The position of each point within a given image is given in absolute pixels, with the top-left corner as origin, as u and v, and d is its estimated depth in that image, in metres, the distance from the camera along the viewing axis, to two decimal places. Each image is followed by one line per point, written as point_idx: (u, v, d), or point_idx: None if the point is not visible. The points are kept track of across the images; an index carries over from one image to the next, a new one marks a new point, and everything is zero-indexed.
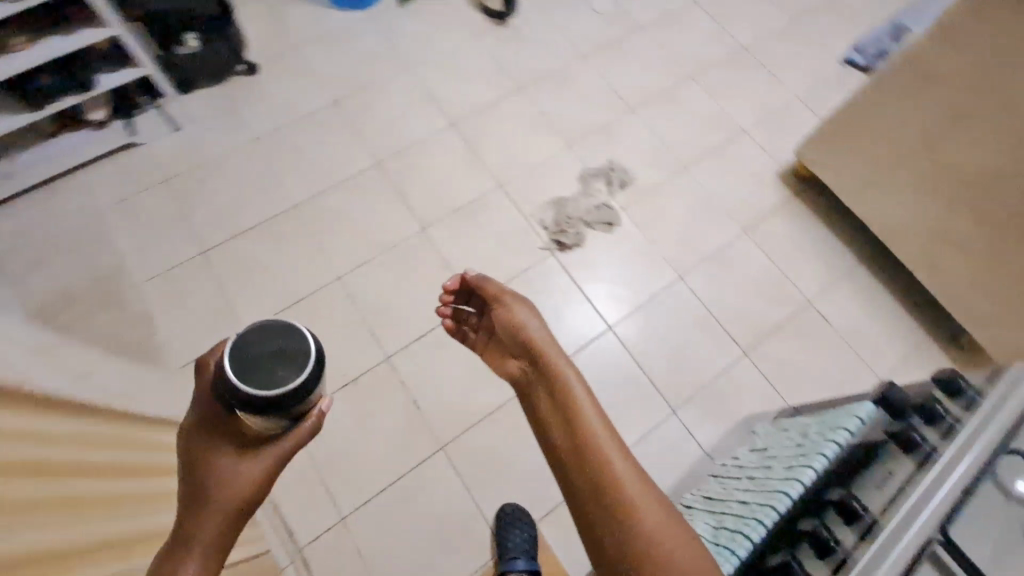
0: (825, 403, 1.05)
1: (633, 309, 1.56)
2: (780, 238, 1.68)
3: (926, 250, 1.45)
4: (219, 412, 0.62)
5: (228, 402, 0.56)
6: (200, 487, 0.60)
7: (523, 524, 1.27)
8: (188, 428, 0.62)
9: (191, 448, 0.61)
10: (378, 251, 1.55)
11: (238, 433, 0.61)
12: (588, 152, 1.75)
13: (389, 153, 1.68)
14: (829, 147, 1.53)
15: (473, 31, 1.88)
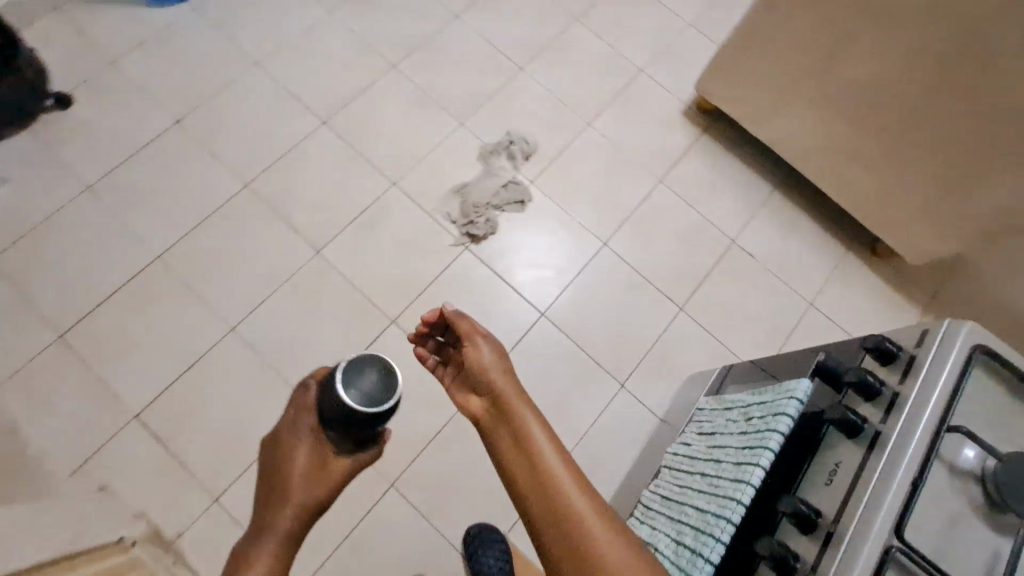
0: (761, 362, 1.01)
1: (564, 287, 1.47)
2: (695, 180, 1.63)
3: (833, 169, 1.45)
4: (304, 428, 0.68)
5: (328, 416, 0.65)
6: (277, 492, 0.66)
7: (493, 542, 1.20)
8: (274, 439, 0.69)
9: (275, 456, 0.68)
10: (273, 287, 1.37)
11: (319, 447, 0.68)
12: (482, 125, 1.59)
13: (259, 170, 1.46)
14: (727, 78, 1.47)
15: (324, 8, 1.64)
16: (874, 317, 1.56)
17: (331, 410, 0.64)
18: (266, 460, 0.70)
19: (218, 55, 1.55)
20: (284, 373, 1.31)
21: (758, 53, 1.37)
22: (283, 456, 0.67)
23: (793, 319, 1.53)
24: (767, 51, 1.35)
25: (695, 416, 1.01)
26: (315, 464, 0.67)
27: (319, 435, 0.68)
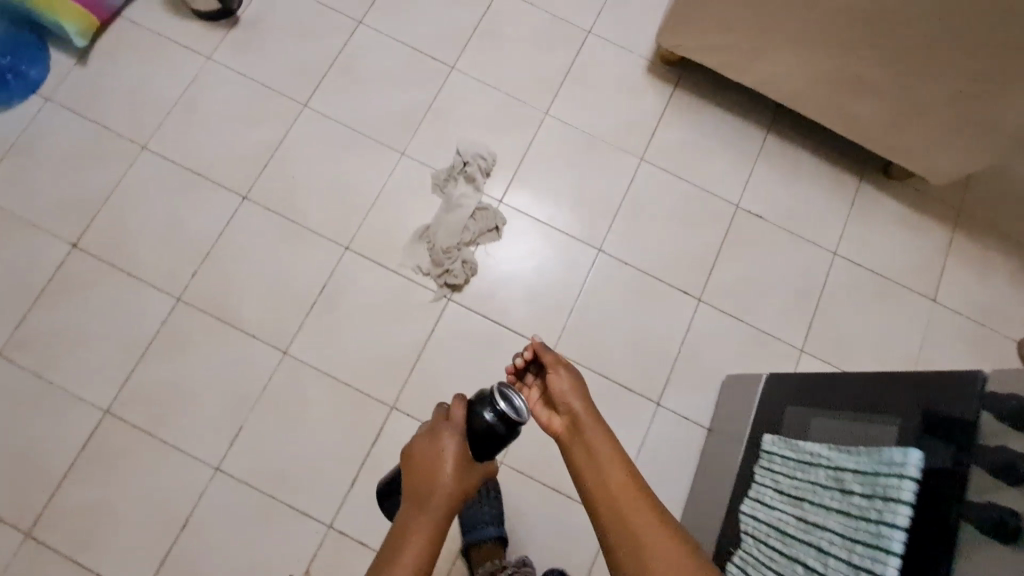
0: (819, 383, 0.88)
1: (568, 313, 1.30)
2: (679, 146, 1.43)
3: (834, 101, 1.26)
4: (450, 437, 0.78)
5: (475, 427, 0.77)
6: (425, 486, 0.75)
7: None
8: (421, 441, 0.80)
9: (422, 452, 0.79)
10: (249, 407, 1.20)
11: (459, 454, 0.78)
12: (428, 148, 1.36)
13: (190, 276, 1.24)
14: (695, 22, 1.23)
15: (203, 53, 1.36)
16: (902, 250, 1.42)
17: (479, 423, 0.77)
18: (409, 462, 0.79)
19: (98, 149, 1.29)
20: (291, 500, 1.16)
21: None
22: (433, 458, 0.77)
23: (819, 276, 1.38)
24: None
25: (765, 462, 0.87)
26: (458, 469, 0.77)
27: (464, 445, 0.79)
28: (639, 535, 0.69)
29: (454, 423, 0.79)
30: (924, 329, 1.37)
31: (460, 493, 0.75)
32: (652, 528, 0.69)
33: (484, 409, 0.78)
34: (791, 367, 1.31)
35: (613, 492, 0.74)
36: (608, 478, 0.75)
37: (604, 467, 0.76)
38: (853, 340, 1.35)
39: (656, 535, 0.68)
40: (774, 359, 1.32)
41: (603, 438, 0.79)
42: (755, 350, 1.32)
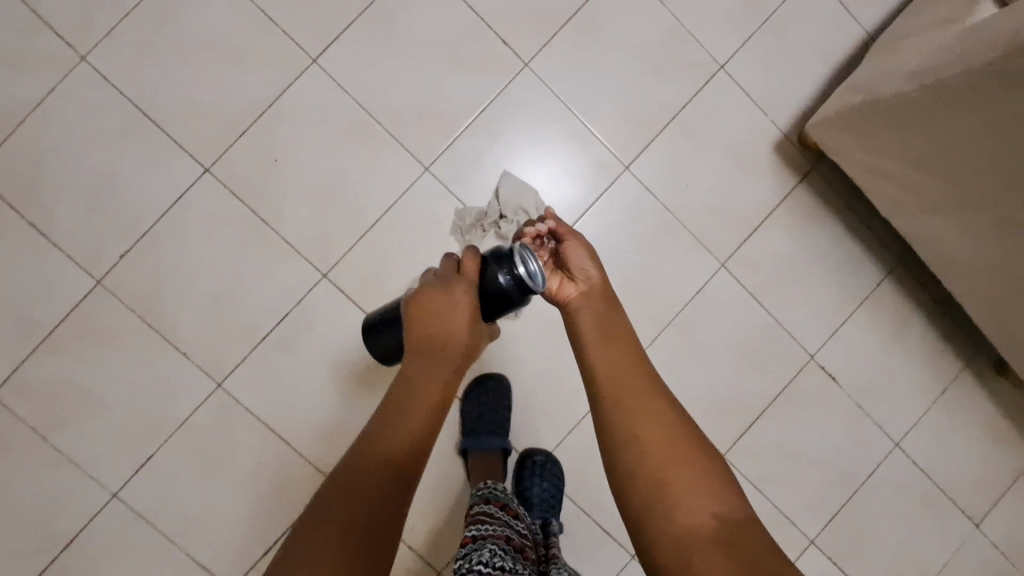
0: None
1: (564, 432, 1.08)
2: (774, 261, 1.10)
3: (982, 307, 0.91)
4: (463, 291, 0.70)
5: (488, 283, 0.69)
6: (432, 340, 0.69)
7: (550, 475, 1.04)
8: (427, 292, 0.72)
9: (428, 305, 0.71)
10: (164, 436, 0.98)
11: (471, 313, 0.70)
12: (461, 170, 1.02)
13: (119, 255, 0.96)
14: (874, 139, 0.85)
15: None
16: (975, 461, 1.18)
17: (491, 279, 0.69)
18: (413, 310, 0.72)
19: (22, 41, 0.93)
20: (193, 558, 0.98)
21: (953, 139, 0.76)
22: (441, 314, 0.70)
23: (868, 463, 1.15)
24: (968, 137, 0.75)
25: None
26: (467, 329, 0.70)
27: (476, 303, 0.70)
28: (649, 431, 0.60)
29: (467, 278, 0.70)
30: (954, 555, 1.17)
31: (467, 352, 0.70)
32: (661, 416, 0.62)
33: (501, 269, 0.68)
34: (794, 557, 1.13)
35: (624, 381, 0.64)
36: (618, 366, 0.65)
37: (617, 356, 0.66)
38: (874, 546, 1.16)
39: (667, 436, 0.60)
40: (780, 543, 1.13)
41: (620, 324, 0.69)
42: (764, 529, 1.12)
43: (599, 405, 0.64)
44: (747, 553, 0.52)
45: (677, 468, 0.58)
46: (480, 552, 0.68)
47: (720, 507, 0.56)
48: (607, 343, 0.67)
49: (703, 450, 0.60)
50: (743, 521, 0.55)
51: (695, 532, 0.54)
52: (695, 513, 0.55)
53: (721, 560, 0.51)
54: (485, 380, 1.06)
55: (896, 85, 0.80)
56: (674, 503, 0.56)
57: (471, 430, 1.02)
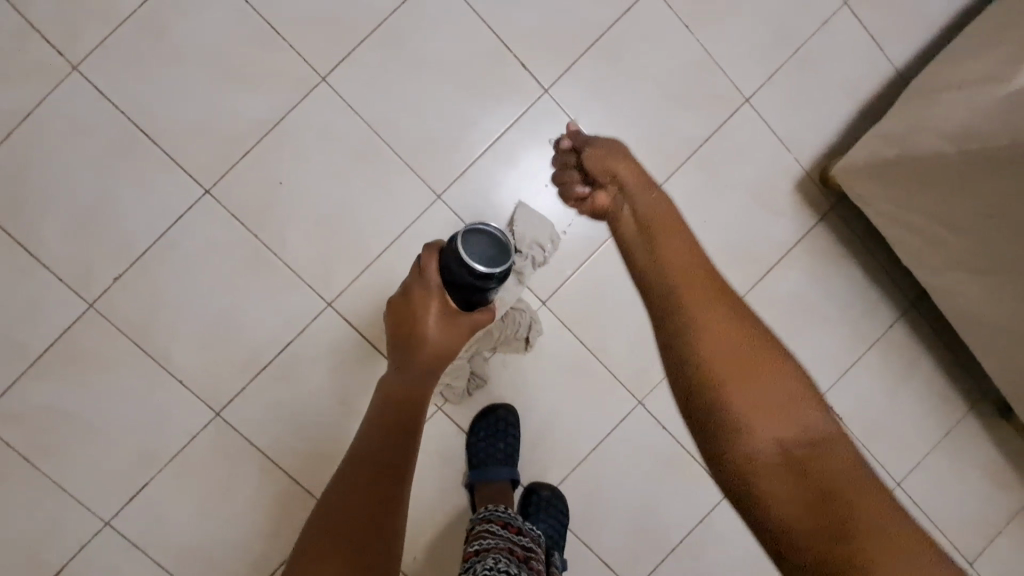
0: None
1: (568, 468, 1.04)
2: (789, 300, 1.08)
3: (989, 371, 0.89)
4: (434, 293, 0.76)
5: (457, 282, 0.69)
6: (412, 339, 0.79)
7: (558, 512, 1.00)
8: (401, 298, 0.79)
9: (404, 310, 0.79)
10: (157, 466, 0.94)
11: (444, 309, 0.76)
12: (473, 198, 0.98)
13: (112, 278, 0.92)
14: (917, 185, 0.82)
15: None
16: (973, 502, 1.19)
17: (461, 277, 0.68)
18: (395, 312, 0.81)
19: (12, 49, 0.87)
20: None
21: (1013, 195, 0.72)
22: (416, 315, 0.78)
23: None
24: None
25: None
26: (442, 325, 0.77)
27: (446, 299, 0.76)
28: (716, 345, 0.56)
29: (433, 280, 0.75)
30: None
31: (446, 342, 0.78)
32: (733, 328, 0.57)
33: (461, 271, 0.67)
34: None
35: (690, 287, 0.59)
36: (680, 274, 0.60)
37: (680, 262, 0.60)
38: None
39: (739, 347, 0.57)
40: None
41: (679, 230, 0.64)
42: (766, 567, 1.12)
43: (664, 319, 0.59)
44: (818, 476, 0.53)
45: (750, 385, 0.56)
46: (488, 563, 0.76)
47: (789, 430, 0.55)
48: (665, 244, 0.63)
49: (773, 360, 0.57)
50: (818, 436, 0.55)
51: (765, 458, 0.54)
52: (764, 438, 0.55)
53: (789, 486, 0.54)
54: (493, 409, 1.01)
55: (936, 143, 0.78)
56: (748, 425, 0.55)
57: (478, 462, 0.98)
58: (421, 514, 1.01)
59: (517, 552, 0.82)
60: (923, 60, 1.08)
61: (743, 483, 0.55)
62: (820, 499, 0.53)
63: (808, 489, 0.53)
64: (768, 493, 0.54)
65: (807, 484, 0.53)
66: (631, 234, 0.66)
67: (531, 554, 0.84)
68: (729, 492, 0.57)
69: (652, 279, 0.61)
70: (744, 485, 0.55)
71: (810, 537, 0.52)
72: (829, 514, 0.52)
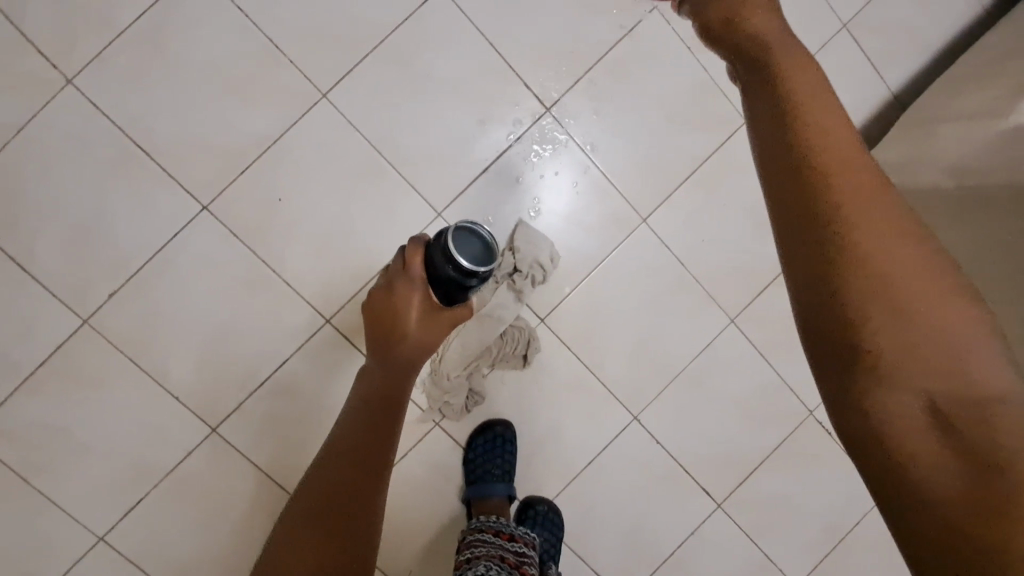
0: None
1: (565, 482, 1.06)
2: (783, 318, 1.10)
3: None
4: (416, 287, 0.78)
5: (439, 276, 0.73)
6: (393, 334, 0.80)
7: (551, 522, 1.02)
8: (384, 290, 0.81)
9: (386, 304, 0.80)
10: (153, 481, 0.93)
11: (425, 303, 0.79)
12: (474, 214, 0.98)
13: (108, 294, 0.90)
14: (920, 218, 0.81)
15: None
16: None
17: (444, 269, 0.72)
18: (378, 307, 0.82)
19: (5, 61, 0.86)
20: None
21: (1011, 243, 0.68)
22: (397, 310, 0.79)
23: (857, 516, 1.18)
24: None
25: None
26: (423, 319, 0.79)
27: (428, 293, 0.78)
28: (867, 252, 0.40)
29: (415, 274, 0.78)
30: None
31: (426, 336, 0.80)
32: (896, 237, 0.41)
33: (444, 264, 0.71)
34: None
35: (836, 176, 0.42)
36: (831, 154, 0.42)
37: (830, 142, 0.43)
38: None
39: (896, 262, 0.40)
40: None
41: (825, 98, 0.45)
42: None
43: (794, 211, 0.42)
44: (988, 451, 0.38)
45: (910, 317, 0.40)
46: (477, 570, 0.78)
47: (954, 383, 0.39)
48: (806, 117, 0.44)
49: (946, 290, 0.40)
50: (1003, 397, 0.39)
51: (914, 414, 0.39)
52: (920, 392, 0.39)
53: (945, 457, 0.38)
54: (491, 425, 1.01)
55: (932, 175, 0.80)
56: (899, 373, 0.39)
57: (476, 477, 0.99)
58: (418, 527, 1.01)
59: (509, 562, 0.83)
60: (920, 84, 1.09)
61: (875, 445, 0.40)
62: (985, 480, 0.38)
63: (967, 461, 0.38)
64: (916, 462, 0.39)
65: (970, 459, 0.38)
66: (758, 95, 0.47)
67: (523, 561, 0.86)
68: (850, 452, 0.42)
69: (780, 153, 0.43)
70: (876, 445, 0.40)
71: (961, 525, 0.37)
72: (996, 505, 0.37)
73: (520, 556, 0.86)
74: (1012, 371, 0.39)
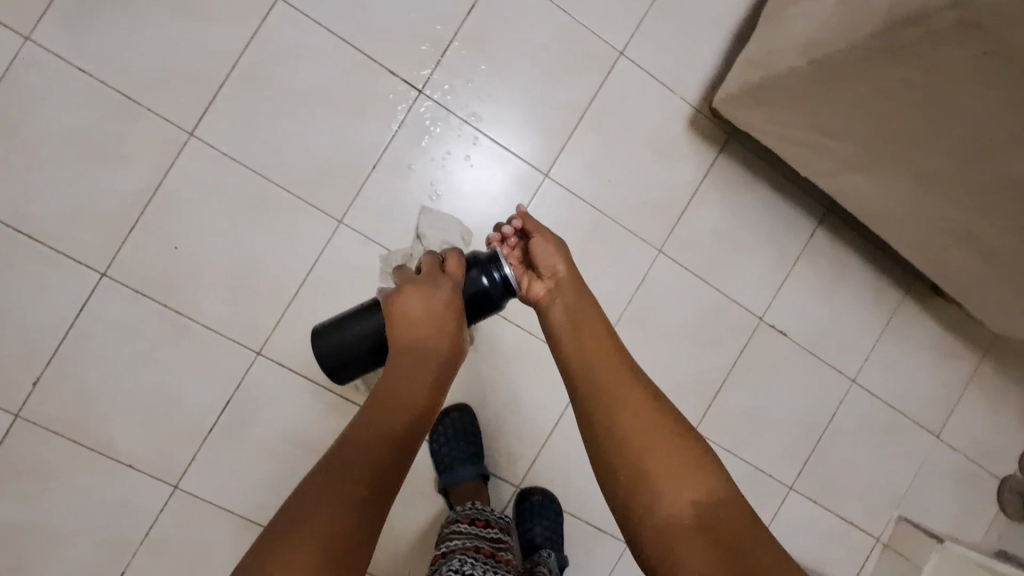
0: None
1: (540, 446, 1.08)
2: (709, 237, 1.12)
3: (915, 246, 0.97)
4: (454, 295, 0.72)
5: (481, 288, 0.73)
6: (422, 342, 0.69)
7: (549, 511, 1.04)
8: (414, 292, 0.72)
9: (419, 307, 0.71)
10: (130, 552, 0.93)
11: (456, 313, 0.71)
12: (377, 214, 0.97)
13: (32, 383, 0.90)
14: (811, 104, 0.81)
15: (29, 43, 0.87)
16: (924, 378, 1.26)
17: (483, 282, 0.73)
18: (399, 313, 0.70)
19: None
20: None
21: (918, 105, 0.71)
22: (431, 315, 0.70)
23: (830, 407, 1.21)
24: (933, 95, 0.68)
25: None
26: (454, 328, 0.71)
27: (461, 306, 0.73)
28: (624, 413, 0.62)
29: (452, 278, 0.73)
30: (916, 467, 1.28)
31: (455, 351, 0.70)
32: (642, 402, 0.63)
33: (490, 275, 0.74)
34: (776, 505, 1.20)
35: (602, 366, 0.66)
36: (596, 353, 0.68)
37: (596, 349, 0.68)
38: (843, 478, 1.24)
39: (643, 415, 0.62)
40: (760, 498, 1.20)
41: (592, 310, 0.72)
42: (745, 489, 1.18)
43: (578, 401, 0.66)
44: (732, 540, 0.52)
45: (656, 450, 0.59)
46: (452, 562, 0.77)
47: (702, 492, 0.56)
48: (586, 333, 0.70)
49: (685, 434, 0.61)
50: (730, 502, 0.56)
51: (681, 520, 0.54)
52: (677, 502, 0.55)
53: (705, 548, 0.52)
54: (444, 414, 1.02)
55: (790, 59, 0.80)
56: (660, 490, 0.56)
57: (445, 465, 1.00)
58: (407, 524, 1.02)
59: (485, 547, 0.83)
60: None
61: (662, 560, 0.53)
62: (734, 555, 0.51)
63: (725, 552, 0.51)
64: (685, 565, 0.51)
65: (719, 544, 0.52)
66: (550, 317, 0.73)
67: (500, 546, 0.86)
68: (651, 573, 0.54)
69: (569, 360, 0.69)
70: (663, 555, 0.53)
71: None
72: None
73: (497, 541, 0.87)
74: (735, 485, 0.58)
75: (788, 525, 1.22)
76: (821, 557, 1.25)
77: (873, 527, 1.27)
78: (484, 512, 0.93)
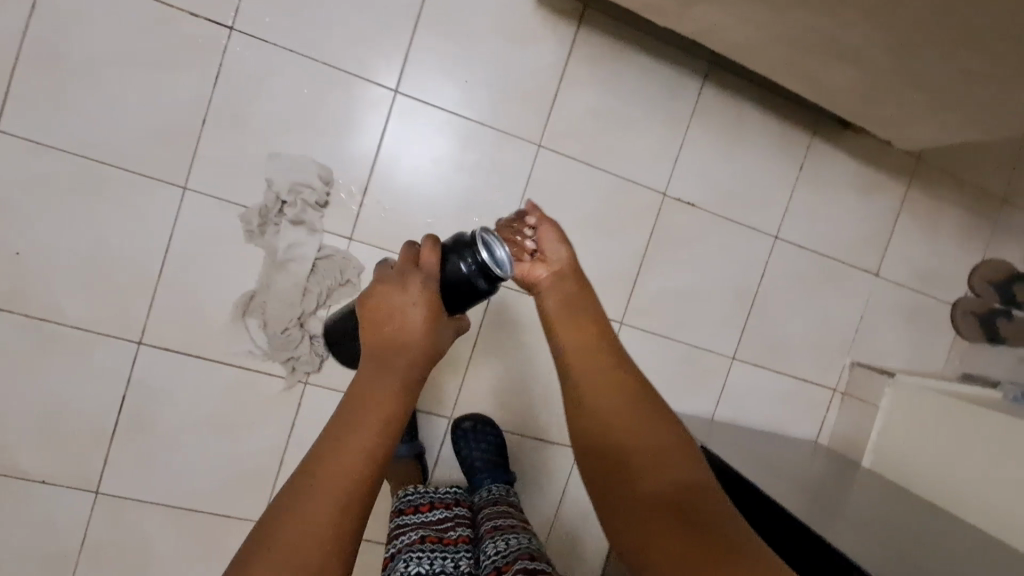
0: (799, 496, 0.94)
1: (461, 373, 1.04)
2: (588, 118, 1.05)
3: (792, 74, 0.91)
4: (431, 290, 0.52)
5: (458, 283, 0.53)
6: (392, 344, 0.49)
7: (483, 434, 1.01)
8: (380, 288, 0.52)
9: (389, 306, 0.51)
10: (71, 564, 0.93)
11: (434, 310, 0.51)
12: (224, 173, 0.91)
13: None
14: None
15: None
16: (850, 219, 1.21)
17: (459, 273, 0.53)
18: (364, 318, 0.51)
19: None
20: None
21: None
22: (403, 315, 0.50)
23: (758, 269, 1.18)
24: None
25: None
26: (430, 326, 0.50)
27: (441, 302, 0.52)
28: (604, 401, 0.55)
29: (425, 272, 0.52)
30: (860, 310, 1.25)
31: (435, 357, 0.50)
32: (631, 391, 0.56)
33: (472, 262, 0.53)
34: (722, 377, 1.19)
35: (587, 354, 0.58)
36: (587, 344, 0.59)
37: (588, 341, 0.59)
38: (787, 337, 1.21)
39: (628, 401, 0.55)
40: (705, 375, 1.18)
41: (591, 306, 0.62)
42: (687, 369, 1.16)
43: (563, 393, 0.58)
44: (712, 522, 0.46)
45: (634, 433, 0.53)
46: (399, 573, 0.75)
47: (683, 473, 0.50)
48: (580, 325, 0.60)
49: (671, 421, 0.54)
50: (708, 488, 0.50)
51: (654, 505, 0.48)
52: (651, 485, 0.50)
53: (680, 532, 0.46)
54: None
55: None
56: (633, 471, 0.51)
57: None
58: None
59: (431, 535, 0.80)
60: None
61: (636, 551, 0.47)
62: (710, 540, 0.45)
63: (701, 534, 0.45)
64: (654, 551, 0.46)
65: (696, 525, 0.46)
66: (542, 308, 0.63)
67: (445, 527, 0.83)
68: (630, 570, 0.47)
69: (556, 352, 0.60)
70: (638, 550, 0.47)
71: None
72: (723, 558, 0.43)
73: (441, 522, 0.84)
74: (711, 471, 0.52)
75: (741, 395, 1.21)
76: (781, 419, 1.24)
77: (829, 379, 1.26)
78: (424, 492, 0.89)
